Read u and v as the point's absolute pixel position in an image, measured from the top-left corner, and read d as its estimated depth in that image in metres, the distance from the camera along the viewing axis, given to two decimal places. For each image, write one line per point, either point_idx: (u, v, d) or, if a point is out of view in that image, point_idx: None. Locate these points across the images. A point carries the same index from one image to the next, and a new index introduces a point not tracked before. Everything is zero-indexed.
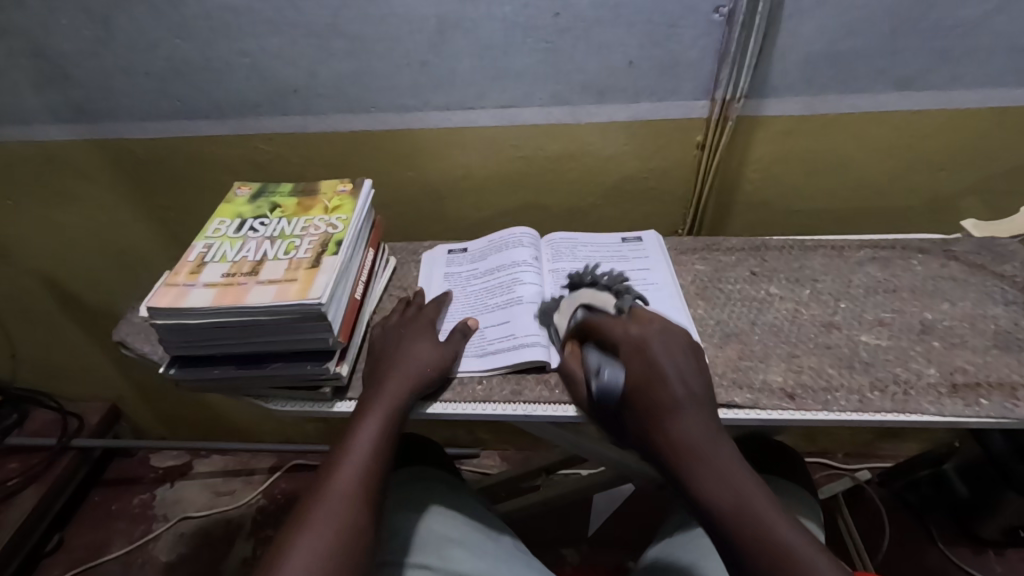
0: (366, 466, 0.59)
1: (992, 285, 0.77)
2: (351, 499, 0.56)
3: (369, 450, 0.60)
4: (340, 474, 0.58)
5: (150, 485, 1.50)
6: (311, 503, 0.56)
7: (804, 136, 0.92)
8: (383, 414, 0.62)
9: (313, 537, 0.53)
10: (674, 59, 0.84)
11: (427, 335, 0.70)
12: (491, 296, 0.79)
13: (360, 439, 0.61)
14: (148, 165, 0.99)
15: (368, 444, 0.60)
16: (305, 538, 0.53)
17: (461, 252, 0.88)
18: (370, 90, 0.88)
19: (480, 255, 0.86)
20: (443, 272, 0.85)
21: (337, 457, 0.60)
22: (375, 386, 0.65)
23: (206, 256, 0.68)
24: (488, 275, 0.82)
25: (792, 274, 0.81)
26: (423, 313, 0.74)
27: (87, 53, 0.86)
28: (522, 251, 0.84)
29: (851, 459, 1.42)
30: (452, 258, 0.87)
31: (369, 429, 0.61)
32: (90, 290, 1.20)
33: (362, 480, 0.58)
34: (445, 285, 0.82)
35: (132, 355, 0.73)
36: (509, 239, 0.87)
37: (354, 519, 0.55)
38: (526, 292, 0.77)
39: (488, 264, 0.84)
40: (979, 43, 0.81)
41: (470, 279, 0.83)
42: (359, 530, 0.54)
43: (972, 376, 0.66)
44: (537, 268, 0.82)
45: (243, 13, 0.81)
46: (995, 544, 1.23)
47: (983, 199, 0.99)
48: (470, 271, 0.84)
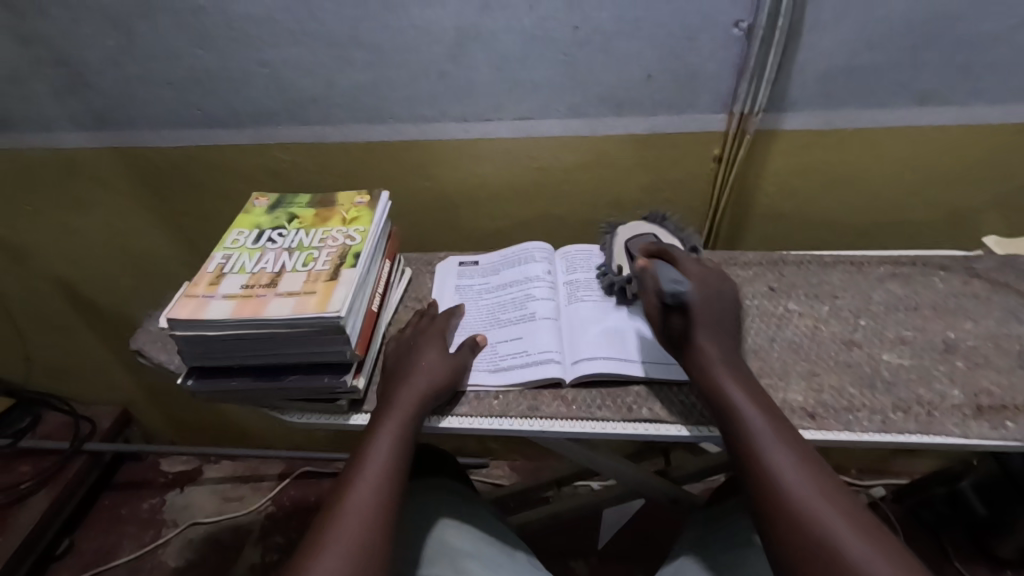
0: (379, 482, 0.58)
1: (1015, 304, 0.76)
2: (368, 518, 0.55)
3: (383, 468, 0.59)
4: (356, 492, 0.57)
5: (160, 490, 1.50)
6: (327, 523, 0.55)
7: (823, 150, 0.91)
8: (393, 430, 0.62)
9: (332, 558, 0.52)
10: (692, 73, 0.84)
11: (438, 347, 0.70)
12: (504, 311, 0.78)
13: (374, 456, 0.60)
14: (165, 173, 1.00)
15: (382, 462, 0.60)
16: (324, 559, 0.52)
17: (473, 264, 0.88)
18: (388, 101, 0.89)
19: (492, 269, 0.86)
20: (455, 285, 0.85)
21: (352, 473, 0.59)
22: (387, 402, 0.65)
23: (225, 266, 0.69)
24: (501, 290, 0.82)
25: (811, 289, 0.81)
26: (435, 324, 0.74)
27: (109, 61, 0.87)
28: (535, 266, 0.84)
29: (864, 475, 1.40)
30: (463, 271, 0.87)
31: (382, 446, 0.61)
32: (106, 295, 1.21)
33: (376, 499, 0.57)
34: (457, 299, 0.82)
35: (148, 364, 0.74)
36: (521, 254, 0.87)
37: (372, 538, 0.54)
38: (540, 308, 0.77)
39: (501, 279, 0.84)
40: (1003, 59, 0.81)
41: (481, 293, 0.82)
42: (377, 549, 0.54)
43: (997, 398, 0.64)
44: (550, 283, 0.82)
45: (264, 24, 0.82)
46: (1013, 565, 1.21)
47: (1004, 215, 0.97)
48: (482, 284, 0.84)
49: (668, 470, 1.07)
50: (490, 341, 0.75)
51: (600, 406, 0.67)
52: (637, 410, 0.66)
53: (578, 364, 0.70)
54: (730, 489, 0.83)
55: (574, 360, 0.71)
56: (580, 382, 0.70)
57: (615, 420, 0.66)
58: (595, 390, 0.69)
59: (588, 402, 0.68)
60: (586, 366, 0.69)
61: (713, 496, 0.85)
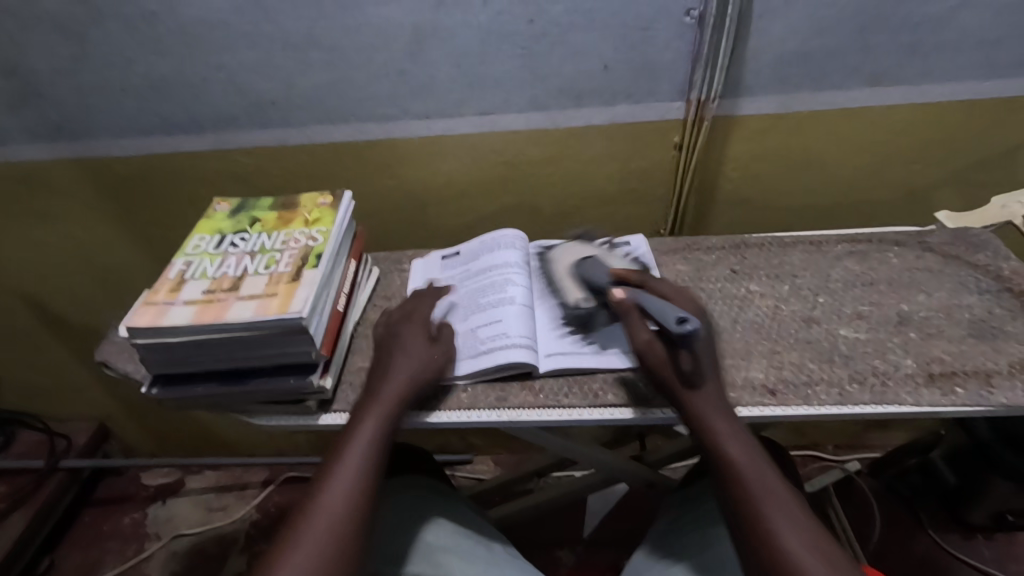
0: (358, 473, 0.59)
1: (967, 276, 0.78)
2: (345, 507, 0.56)
3: (365, 456, 0.60)
4: (332, 481, 0.58)
5: (141, 504, 1.48)
6: (302, 512, 0.56)
7: (780, 134, 0.93)
8: (376, 420, 0.62)
9: (306, 547, 0.53)
10: (649, 62, 0.85)
11: (428, 338, 0.70)
12: (482, 297, 0.78)
13: (354, 446, 0.60)
14: (127, 182, 0.98)
15: (361, 452, 0.60)
16: (301, 546, 0.53)
17: (455, 256, 0.88)
18: (348, 102, 0.89)
19: (472, 257, 0.86)
20: (437, 278, 0.84)
21: (332, 462, 0.60)
22: (375, 393, 0.65)
23: (186, 272, 0.68)
24: (481, 275, 0.82)
25: (772, 271, 0.82)
26: (427, 316, 0.73)
27: (61, 71, 0.85)
28: (512, 252, 0.83)
29: (840, 451, 1.43)
30: (445, 263, 0.87)
31: (360, 437, 0.61)
32: (74, 309, 1.19)
33: (355, 489, 0.58)
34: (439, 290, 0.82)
35: (115, 375, 0.73)
36: (498, 241, 0.86)
37: (346, 528, 0.55)
38: (518, 293, 0.77)
39: (480, 266, 0.83)
40: (946, 38, 0.83)
41: (463, 280, 0.82)
42: (353, 542, 0.55)
43: (948, 366, 0.67)
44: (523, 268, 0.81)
45: (216, 28, 0.81)
46: (984, 529, 1.24)
47: (957, 191, 1.00)
48: (463, 273, 0.83)
49: (645, 455, 1.08)
50: (467, 329, 0.74)
51: (567, 393, 0.68)
52: (605, 397, 0.67)
53: (550, 356, 0.71)
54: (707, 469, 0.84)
55: (546, 353, 0.71)
56: (551, 372, 0.70)
57: (582, 406, 0.67)
58: (562, 378, 0.70)
59: (555, 390, 0.69)
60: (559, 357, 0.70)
61: (684, 479, 0.86)
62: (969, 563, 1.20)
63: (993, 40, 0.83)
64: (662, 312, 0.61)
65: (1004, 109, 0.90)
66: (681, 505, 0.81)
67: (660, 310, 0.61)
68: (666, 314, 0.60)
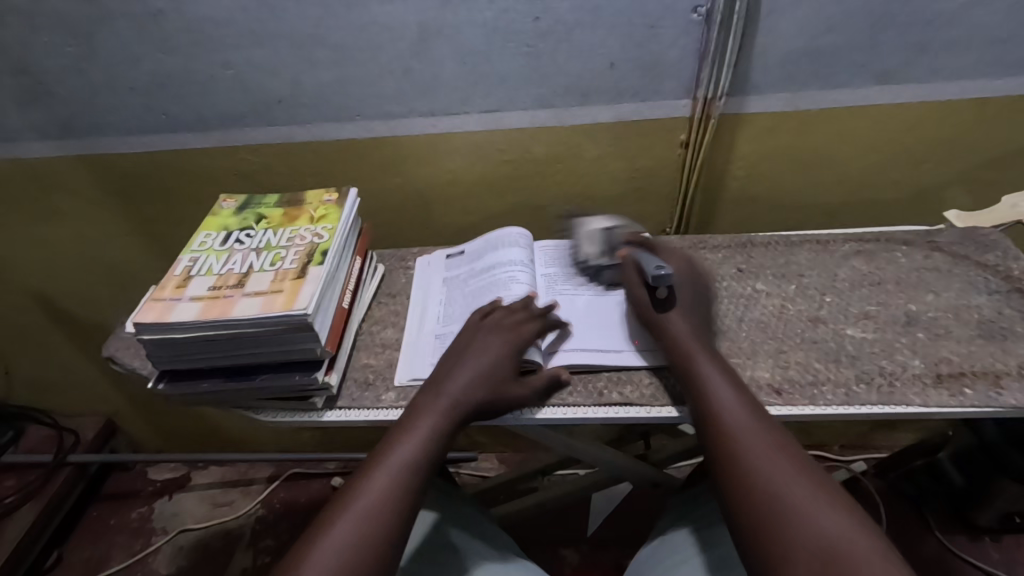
0: (409, 467, 0.57)
1: (976, 275, 0.78)
2: (390, 497, 0.54)
3: (418, 451, 0.58)
4: (383, 466, 0.57)
5: (148, 499, 1.49)
6: (349, 493, 0.55)
7: (788, 132, 0.92)
8: (436, 416, 0.61)
9: (343, 529, 0.52)
10: (655, 60, 0.85)
11: (508, 335, 0.67)
12: (485, 294, 0.77)
13: (412, 437, 0.59)
14: (134, 179, 0.99)
15: (419, 444, 0.59)
16: (337, 526, 0.52)
17: (460, 255, 0.88)
18: (354, 99, 0.89)
19: (477, 255, 0.85)
20: (443, 278, 0.84)
21: (386, 449, 0.59)
22: (445, 387, 0.63)
23: (192, 269, 0.69)
24: (483, 274, 0.81)
25: (778, 269, 0.82)
26: (509, 311, 0.70)
27: (69, 69, 0.86)
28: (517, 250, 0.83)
29: (846, 451, 1.43)
30: (450, 262, 0.87)
31: (419, 429, 0.60)
32: (82, 305, 1.20)
33: (401, 482, 0.56)
34: (443, 291, 0.82)
35: (121, 370, 0.73)
36: (502, 239, 0.85)
37: (386, 520, 0.53)
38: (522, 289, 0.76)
39: (485, 264, 0.83)
40: (956, 36, 0.82)
41: (467, 279, 0.82)
42: (390, 535, 0.52)
43: (956, 367, 0.66)
44: (526, 266, 0.80)
45: (223, 25, 0.82)
46: (991, 531, 1.24)
47: (966, 190, 0.99)
48: (468, 272, 0.83)
49: (650, 454, 1.08)
50: None
51: (571, 392, 0.68)
52: (609, 396, 0.67)
53: (554, 354, 0.71)
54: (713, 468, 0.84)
55: (551, 351, 0.71)
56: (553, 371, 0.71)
57: (585, 405, 0.67)
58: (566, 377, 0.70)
59: (559, 389, 0.69)
60: (561, 356, 0.70)
61: (688, 478, 0.86)
62: (976, 564, 1.20)
63: (1004, 38, 0.82)
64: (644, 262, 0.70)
65: (1015, 107, 0.89)
66: (685, 504, 0.81)
67: (645, 262, 0.70)
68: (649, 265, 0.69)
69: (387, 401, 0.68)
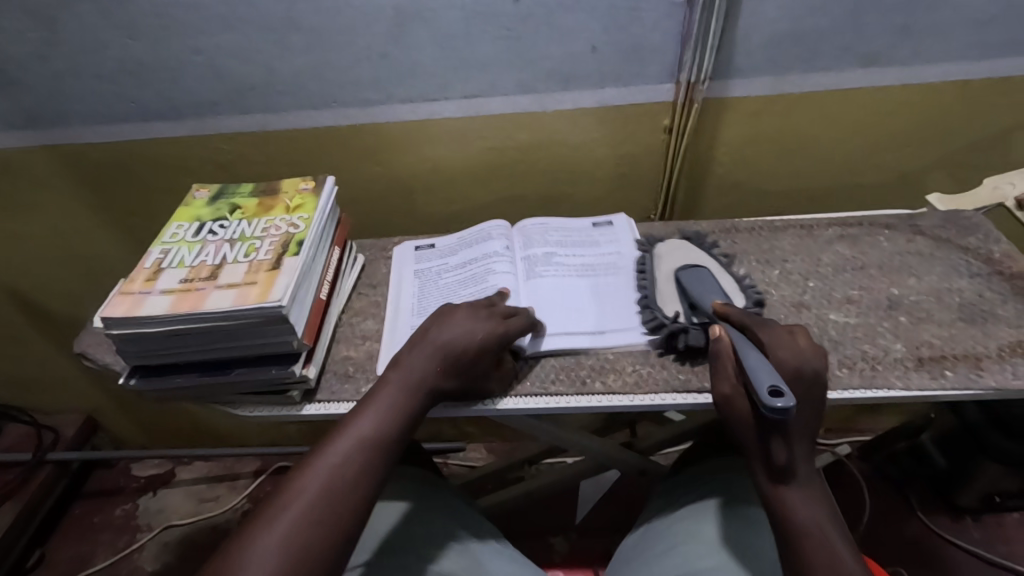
0: (359, 447, 0.56)
1: (958, 258, 0.78)
2: (338, 482, 0.53)
3: (372, 429, 0.57)
4: (344, 439, 0.56)
5: (132, 495, 1.47)
6: (307, 466, 0.54)
7: (772, 116, 0.91)
8: (394, 393, 0.60)
9: (287, 515, 0.50)
10: (638, 43, 0.84)
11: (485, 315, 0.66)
12: (464, 288, 0.77)
13: (370, 413, 0.58)
14: (106, 170, 0.96)
15: (376, 422, 0.58)
16: (283, 512, 0.51)
17: (430, 248, 0.87)
18: (330, 86, 0.87)
19: (450, 250, 0.85)
20: (414, 269, 0.84)
21: (347, 423, 0.58)
22: (417, 357, 0.62)
23: (163, 262, 0.67)
24: (460, 268, 0.81)
25: (762, 255, 0.81)
26: (491, 304, 0.68)
27: (32, 55, 0.83)
28: (494, 243, 0.83)
29: (831, 435, 1.44)
30: (421, 255, 0.86)
31: (381, 400, 0.59)
32: (55, 300, 1.17)
33: (348, 464, 0.55)
34: (416, 282, 0.81)
35: (94, 367, 0.72)
36: (479, 235, 0.86)
37: (334, 502, 0.52)
38: (500, 280, 0.76)
39: (459, 259, 0.83)
40: (939, 17, 0.82)
41: (441, 273, 0.81)
42: (334, 518, 0.51)
43: (938, 350, 0.66)
44: (509, 257, 0.81)
45: (192, 9, 0.79)
46: (973, 511, 1.25)
47: (949, 174, 0.99)
48: (440, 266, 0.83)
49: (636, 441, 1.08)
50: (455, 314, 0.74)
51: (554, 380, 0.67)
52: (592, 385, 0.67)
53: (542, 336, 0.71)
54: (710, 453, 0.82)
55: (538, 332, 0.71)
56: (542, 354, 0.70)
57: (568, 394, 0.66)
58: (548, 365, 0.69)
59: (541, 377, 0.68)
60: (549, 339, 0.70)
61: (675, 464, 0.86)
62: (958, 544, 1.21)
63: (988, 19, 0.82)
64: (758, 377, 0.54)
65: (996, 90, 0.89)
66: (674, 492, 0.80)
67: (756, 375, 0.54)
68: (761, 378, 0.54)
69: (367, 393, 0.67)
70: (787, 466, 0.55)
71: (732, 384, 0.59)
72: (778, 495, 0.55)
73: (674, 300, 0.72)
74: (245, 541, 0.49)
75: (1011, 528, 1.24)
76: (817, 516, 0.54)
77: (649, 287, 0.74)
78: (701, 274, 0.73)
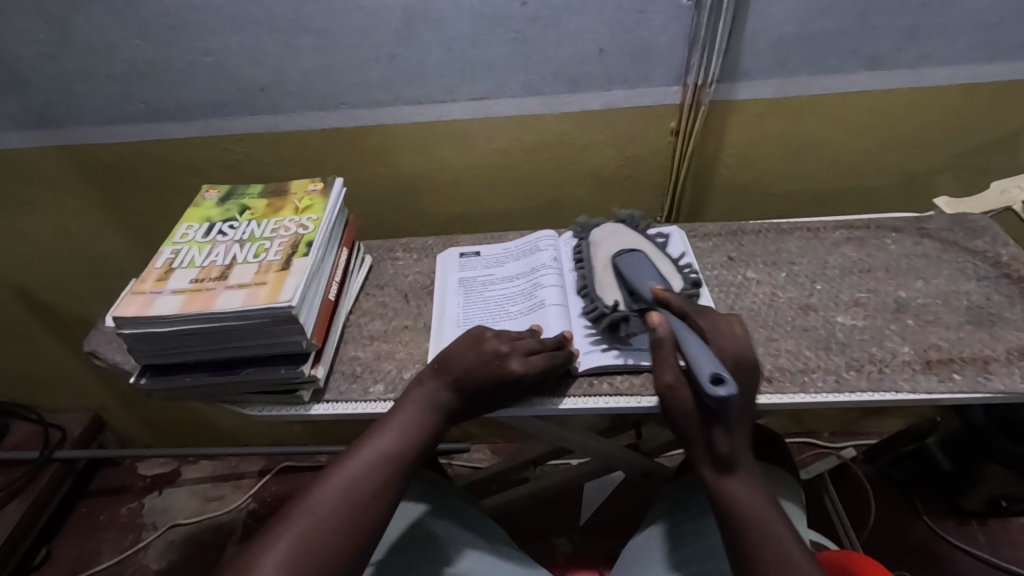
0: (375, 461, 0.57)
1: (965, 261, 0.78)
2: (352, 494, 0.54)
3: (390, 446, 0.58)
4: (365, 451, 0.58)
5: (137, 494, 1.48)
6: (330, 472, 0.56)
7: (779, 118, 0.91)
8: (415, 413, 0.61)
9: (301, 525, 0.51)
10: (645, 46, 0.84)
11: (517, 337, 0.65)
12: (512, 303, 0.77)
13: (389, 430, 0.59)
14: (115, 170, 0.97)
15: (395, 440, 0.59)
16: (296, 522, 0.52)
17: (475, 256, 0.86)
18: (339, 87, 0.87)
19: (496, 260, 0.85)
20: (458, 278, 0.83)
21: (369, 436, 0.59)
22: (443, 371, 0.63)
23: (173, 262, 0.67)
24: (508, 281, 0.80)
25: (769, 257, 0.82)
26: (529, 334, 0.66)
27: (43, 56, 0.84)
28: (542, 255, 0.82)
29: (836, 438, 1.44)
30: (465, 263, 0.85)
31: (403, 417, 0.61)
32: (63, 299, 1.17)
33: (364, 477, 0.56)
34: (461, 292, 0.80)
35: (103, 365, 0.72)
36: (527, 246, 0.85)
37: (346, 513, 0.53)
38: (549, 295, 0.75)
39: (505, 272, 0.82)
40: (947, 20, 0.82)
41: (488, 284, 0.81)
42: (343, 527, 0.52)
43: (945, 353, 0.66)
44: (558, 268, 0.80)
45: (202, 10, 0.80)
46: (978, 515, 1.25)
47: (956, 177, 0.99)
48: (486, 276, 0.82)
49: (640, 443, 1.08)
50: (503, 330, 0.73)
51: (563, 381, 0.67)
52: (600, 387, 0.66)
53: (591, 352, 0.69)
54: None
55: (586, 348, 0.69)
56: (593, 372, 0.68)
57: (576, 394, 0.66)
58: None
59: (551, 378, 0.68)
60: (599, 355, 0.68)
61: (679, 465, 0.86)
62: (964, 548, 1.21)
63: (995, 22, 0.82)
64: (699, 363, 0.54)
65: (1004, 92, 0.89)
66: (678, 494, 0.79)
67: (697, 359, 0.55)
68: (702, 365, 0.54)
69: (375, 394, 0.67)
70: (727, 458, 0.56)
71: (674, 373, 0.59)
72: (723, 486, 0.56)
73: (613, 288, 0.71)
74: (268, 541, 0.51)
75: (1017, 532, 1.23)
76: (759, 504, 0.55)
77: (590, 278, 0.74)
78: (634, 257, 0.72)
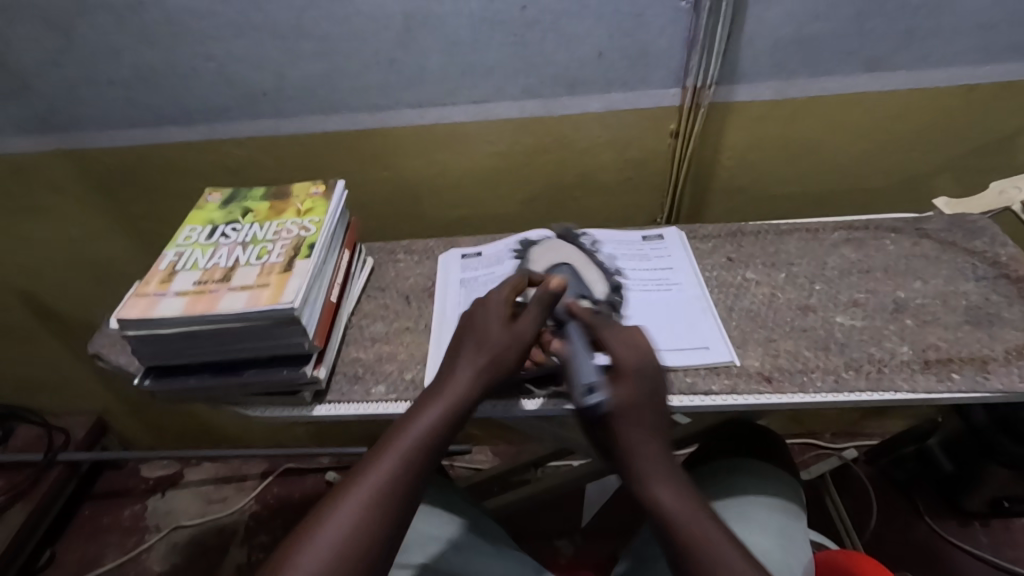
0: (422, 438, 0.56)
1: (964, 262, 0.78)
2: (401, 474, 0.53)
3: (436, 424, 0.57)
4: (411, 429, 0.56)
5: (141, 496, 1.49)
6: (377, 451, 0.55)
7: (779, 119, 0.92)
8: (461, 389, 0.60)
9: (351, 507, 0.50)
10: (644, 49, 0.85)
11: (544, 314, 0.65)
12: None
13: (433, 407, 0.58)
14: (119, 174, 0.97)
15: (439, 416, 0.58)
16: (345, 502, 0.51)
17: (476, 256, 0.87)
18: (340, 91, 0.88)
19: (496, 259, 0.85)
20: (460, 278, 0.83)
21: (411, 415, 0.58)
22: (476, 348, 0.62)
23: (177, 264, 0.68)
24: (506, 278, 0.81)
25: (768, 258, 0.82)
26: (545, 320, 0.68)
27: (48, 62, 0.84)
28: None
29: (838, 439, 1.44)
30: (467, 263, 0.86)
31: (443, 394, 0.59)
32: (67, 303, 1.18)
33: (411, 456, 0.55)
34: (463, 291, 0.81)
35: (107, 367, 0.73)
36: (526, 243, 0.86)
37: (395, 494, 0.52)
38: None
39: (505, 268, 0.82)
40: (945, 22, 0.82)
41: (488, 283, 0.81)
42: (391, 508, 0.52)
43: (944, 352, 0.67)
44: None
45: (205, 16, 0.80)
46: (980, 515, 1.25)
47: (955, 177, 0.99)
48: (487, 275, 0.83)
49: None
50: None
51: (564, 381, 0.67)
52: None
53: None
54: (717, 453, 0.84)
55: None
56: None
57: None
58: None
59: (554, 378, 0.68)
60: None
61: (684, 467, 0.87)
62: (966, 549, 1.21)
63: (992, 24, 0.82)
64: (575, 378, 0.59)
65: (1002, 93, 0.89)
66: None
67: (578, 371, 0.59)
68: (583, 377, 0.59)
69: (377, 395, 0.68)
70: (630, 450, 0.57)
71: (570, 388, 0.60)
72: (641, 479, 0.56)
73: None
74: (318, 522, 0.50)
75: (1019, 533, 1.23)
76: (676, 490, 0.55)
77: None
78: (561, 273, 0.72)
